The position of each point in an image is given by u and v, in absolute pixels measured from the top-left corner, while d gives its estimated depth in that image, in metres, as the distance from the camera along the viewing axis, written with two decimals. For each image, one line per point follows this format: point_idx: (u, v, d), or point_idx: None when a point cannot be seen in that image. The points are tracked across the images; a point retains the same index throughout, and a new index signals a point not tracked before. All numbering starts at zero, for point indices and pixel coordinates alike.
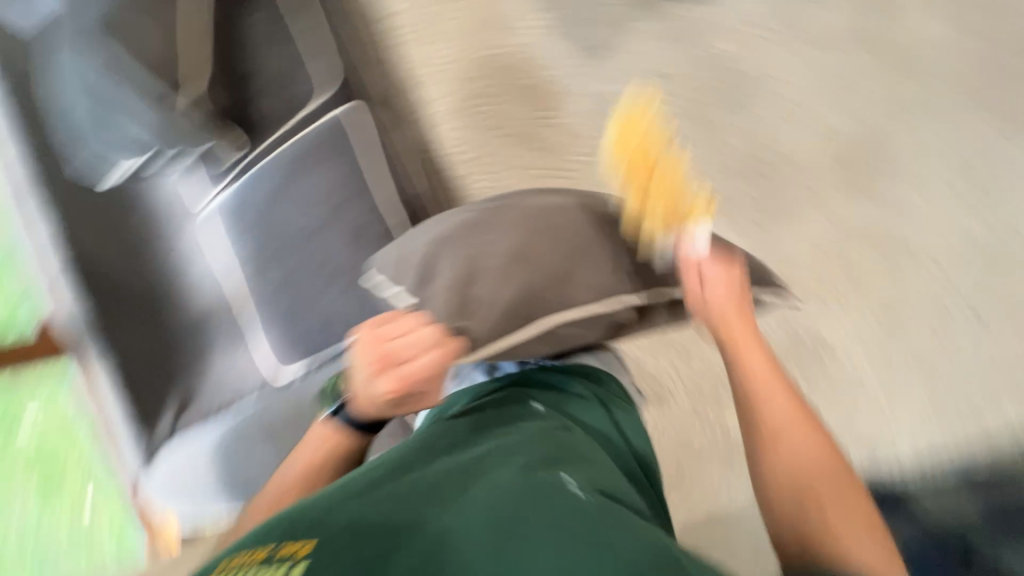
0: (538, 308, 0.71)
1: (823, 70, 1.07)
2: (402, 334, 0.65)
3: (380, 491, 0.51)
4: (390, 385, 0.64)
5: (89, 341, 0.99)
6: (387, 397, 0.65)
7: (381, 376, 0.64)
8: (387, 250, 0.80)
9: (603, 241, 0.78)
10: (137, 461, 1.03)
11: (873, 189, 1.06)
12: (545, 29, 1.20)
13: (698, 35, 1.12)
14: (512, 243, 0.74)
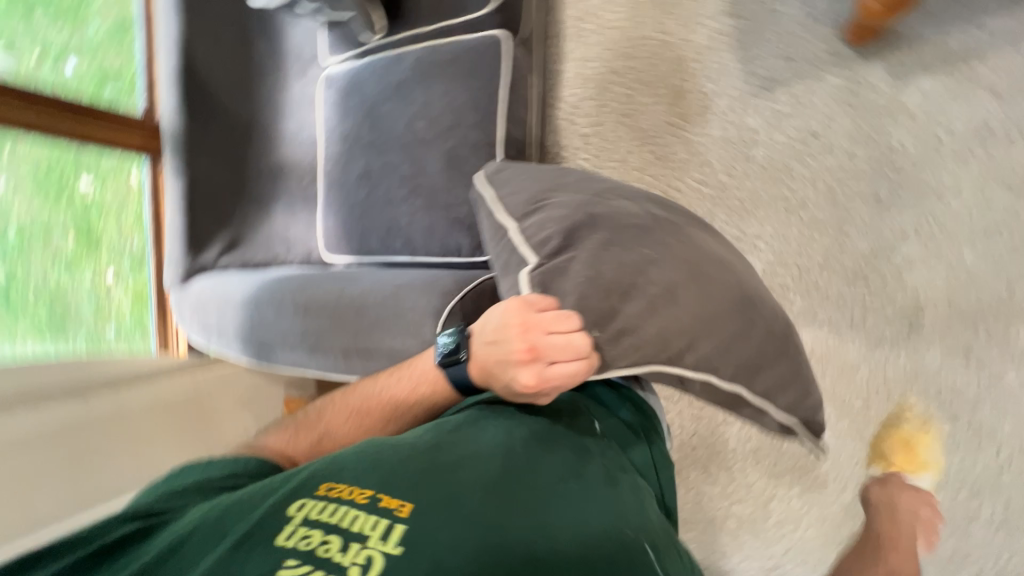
0: (662, 348, 0.58)
1: (1004, 216, 0.93)
2: (552, 330, 0.55)
3: (456, 475, 0.48)
4: (529, 380, 0.54)
5: (179, 143, 1.05)
6: (512, 386, 0.55)
7: (523, 365, 0.54)
8: (517, 190, 0.71)
9: (748, 311, 0.62)
10: (173, 273, 1.08)
11: (984, 361, 0.94)
12: (723, 37, 1.10)
13: (881, 114, 1.00)
14: (661, 267, 0.61)
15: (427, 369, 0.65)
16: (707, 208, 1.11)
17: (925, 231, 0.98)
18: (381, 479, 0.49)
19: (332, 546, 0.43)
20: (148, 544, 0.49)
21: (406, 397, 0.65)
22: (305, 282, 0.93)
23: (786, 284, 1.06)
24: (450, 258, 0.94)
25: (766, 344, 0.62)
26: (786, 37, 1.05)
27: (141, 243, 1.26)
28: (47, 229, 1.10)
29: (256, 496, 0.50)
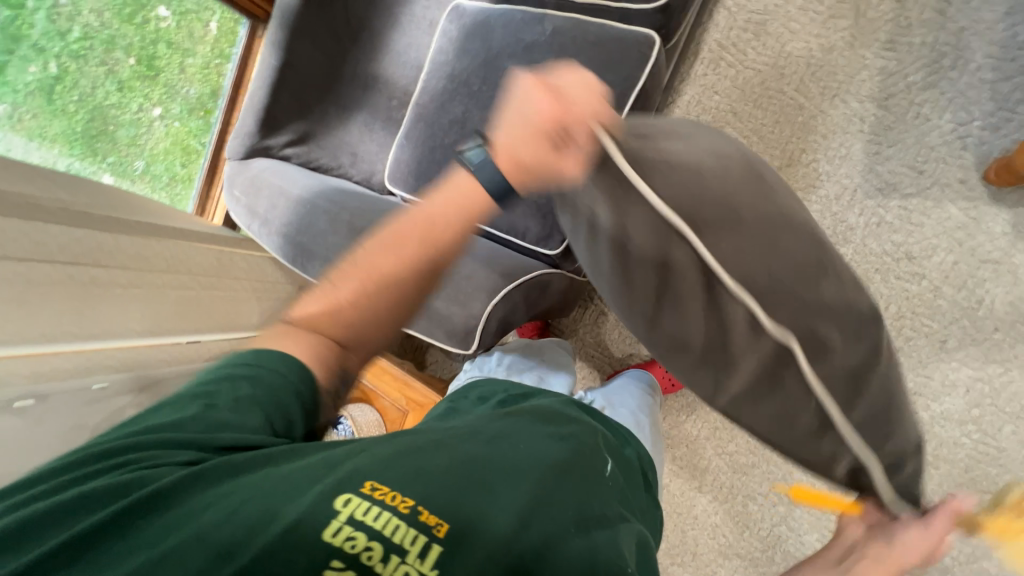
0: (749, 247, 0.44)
1: None
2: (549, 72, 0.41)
3: (492, 504, 0.46)
4: (529, 117, 0.39)
5: (288, 17, 0.97)
6: (516, 140, 0.41)
7: (522, 105, 0.40)
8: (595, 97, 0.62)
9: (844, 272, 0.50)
10: (236, 145, 1.02)
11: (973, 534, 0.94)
12: (862, 123, 1.04)
13: (986, 265, 0.95)
14: (724, 180, 0.44)
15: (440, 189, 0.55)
16: None
17: (976, 393, 0.94)
18: (422, 491, 0.45)
19: (374, 554, 0.41)
20: (199, 495, 0.46)
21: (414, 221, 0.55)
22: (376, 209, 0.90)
23: None
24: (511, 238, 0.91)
25: (845, 316, 0.48)
26: (925, 148, 0.99)
27: (199, 93, 1.23)
28: (112, 43, 1.04)
29: (301, 472, 0.46)
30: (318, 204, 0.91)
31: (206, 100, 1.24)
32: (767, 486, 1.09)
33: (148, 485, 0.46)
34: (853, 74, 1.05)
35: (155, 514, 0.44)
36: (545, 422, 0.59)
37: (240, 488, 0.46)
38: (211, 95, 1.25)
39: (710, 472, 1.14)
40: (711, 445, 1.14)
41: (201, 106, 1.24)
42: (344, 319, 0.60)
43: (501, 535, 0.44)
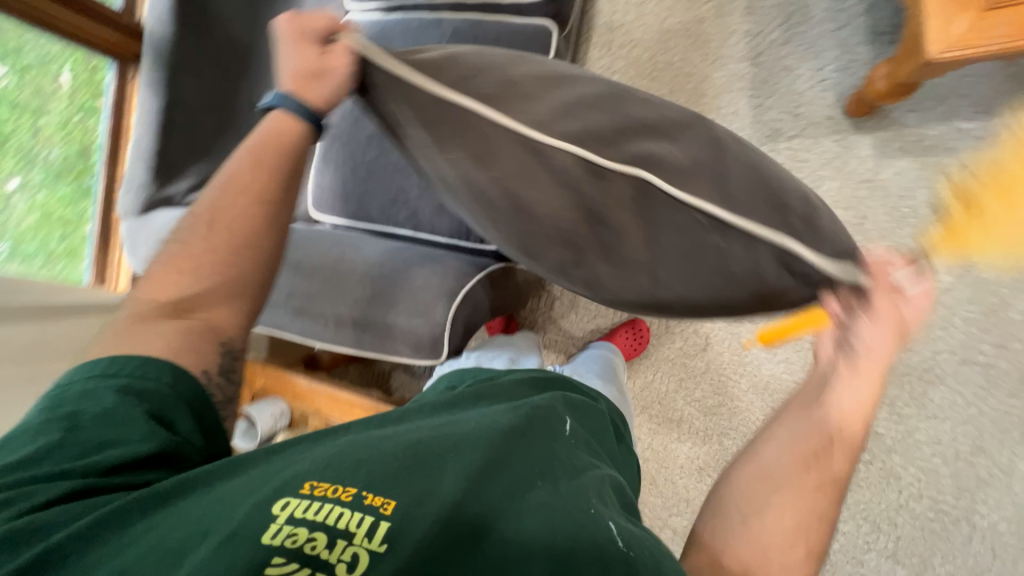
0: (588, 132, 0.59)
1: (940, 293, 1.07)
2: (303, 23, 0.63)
3: (438, 476, 0.47)
4: (296, 47, 0.61)
5: (160, 57, 0.87)
6: (296, 67, 0.61)
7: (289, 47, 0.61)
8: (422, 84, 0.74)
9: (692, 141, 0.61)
10: (133, 203, 0.91)
11: (901, 411, 1.10)
12: (742, 81, 1.16)
13: (864, 184, 1.10)
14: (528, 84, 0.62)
15: (275, 124, 0.63)
16: None
17: None
18: (366, 478, 0.46)
19: (318, 543, 0.41)
20: (111, 535, 0.45)
21: (257, 156, 0.63)
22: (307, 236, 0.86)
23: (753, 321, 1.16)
24: (455, 241, 0.90)
25: (722, 170, 0.59)
26: (796, 94, 1.13)
27: (64, 155, 1.00)
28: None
29: (240, 492, 0.46)
30: None
31: (73, 162, 1.02)
32: (733, 420, 1.19)
33: (49, 538, 0.44)
34: (726, 39, 1.17)
35: (68, 563, 0.43)
36: (499, 404, 0.60)
37: (159, 524, 0.45)
38: (78, 154, 1.02)
39: (683, 421, 1.21)
40: (680, 396, 1.22)
41: (69, 169, 1.01)
42: (204, 264, 0.62)
43: (449, 498, 0.44)
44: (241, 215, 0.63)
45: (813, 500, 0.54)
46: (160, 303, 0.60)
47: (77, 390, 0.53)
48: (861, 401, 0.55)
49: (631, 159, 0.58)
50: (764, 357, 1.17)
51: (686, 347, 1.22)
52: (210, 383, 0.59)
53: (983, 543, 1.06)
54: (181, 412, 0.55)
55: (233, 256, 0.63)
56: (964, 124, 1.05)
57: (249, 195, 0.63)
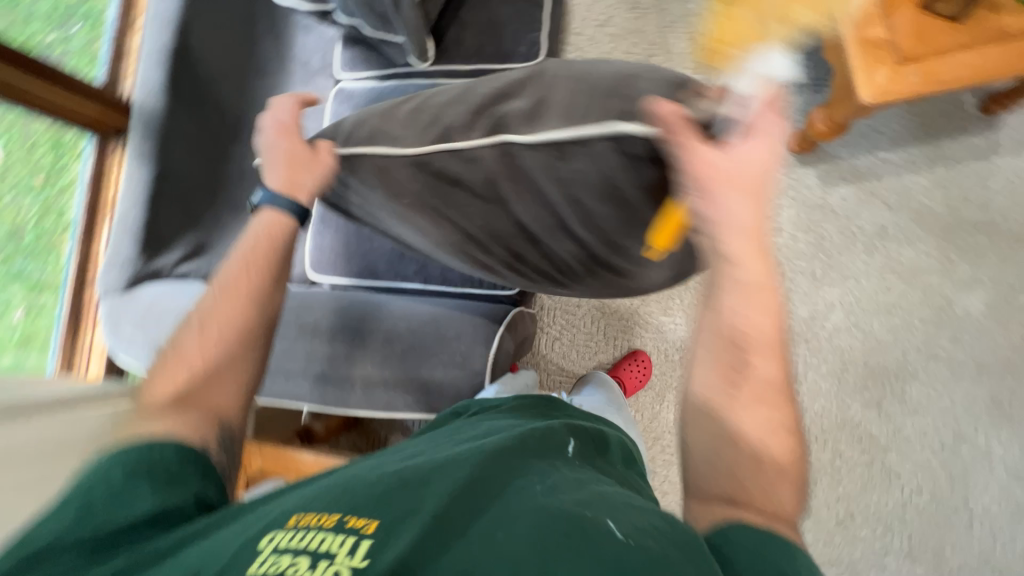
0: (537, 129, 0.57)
1: (896, 298, 1.21)
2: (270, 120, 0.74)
3: (426, 494, 0.43)
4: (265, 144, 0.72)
5: (151, 129, 0.85)
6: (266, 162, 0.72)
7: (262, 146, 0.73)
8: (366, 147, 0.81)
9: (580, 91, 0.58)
10: (117, 279, 0.84)
11: (885, 410, 1.19)
12: None
13: (815, 209, 1.25)
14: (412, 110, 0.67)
15: (270, 225, 0.69)
16: None
17: (847, 304, 1.22)
18: (350, 504, 0.43)
19: (300, 568, 0.37)
20: None
21: (256, 257, 0.67)
22: (320, 301, 0.83)
23: None
24: (467, 288, 0.87)
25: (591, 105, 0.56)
26: None
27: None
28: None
29: (223, 543, 0.42)
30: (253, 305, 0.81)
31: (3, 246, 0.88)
32: None
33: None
34: None
35: None
36: (496, 430, 0.57)
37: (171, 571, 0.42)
38: (8, 236, 0.88)
39: None
40: None
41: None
42: (207, 364, 0.62)
43: (432, 511, 0.41)
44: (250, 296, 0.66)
45: (757, 416, 0.53)
46: (162, 399, 0.59)
47: (87, 471, 0.50)
48: (752, 290, 0.54)
49: (491, 130, 0.60)
50: None
51: None
52: (216, 460, 0.57)
53: (982, 526, 1.14)
54: (196, 475, 0.53)
55: (234, 339, 0.64)
56: (887, 154, 1.24)
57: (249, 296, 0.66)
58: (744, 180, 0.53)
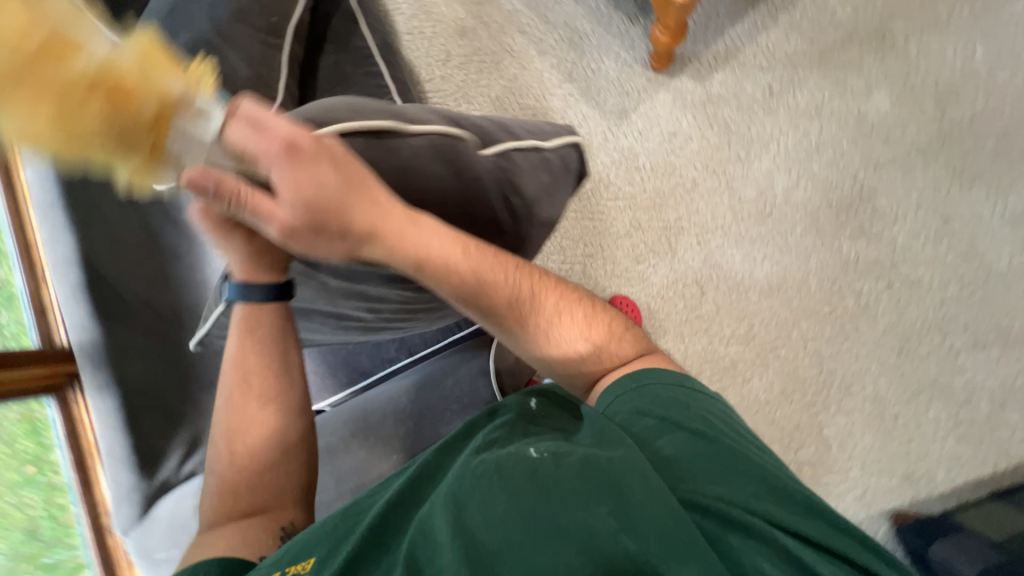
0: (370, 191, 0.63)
1: (819, 136, 1.26)
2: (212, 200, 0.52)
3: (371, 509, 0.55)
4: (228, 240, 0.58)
5: (98, 364, 0.86)
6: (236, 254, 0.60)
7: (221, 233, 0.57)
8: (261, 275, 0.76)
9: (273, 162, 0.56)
10: (132, 513, 0.84)
11: (871, 232, 1.22)
12: (572, 95, 1.39)
13: (708, 103, 1.32)
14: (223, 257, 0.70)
15: (243, 326, 0.65)
16: (630, 216, 1.32)
17: (784, 164, 1.27)
18: (300, 550, 0.54)
19: None
20: None
21: (248, 363, 0.65)
22: (331, 421, 0.84)
23: (720, 244, 1.27)
24: (449, 335, 0.89)
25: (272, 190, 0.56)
26: (615, 80, 1.37)
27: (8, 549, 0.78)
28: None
29: None
30: None
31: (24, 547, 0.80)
32: (773, 330, 1.22)
33: None
34: (541, 78, 1.41)
35: None
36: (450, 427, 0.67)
37: None
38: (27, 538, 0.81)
39: (736, 359, 1.23)
40: (718, 341, 1.24)
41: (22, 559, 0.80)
42: (250, 481, 0.63)
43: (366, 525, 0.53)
44: (275, 389, 0.67)
45: (561, 330, 0.63)
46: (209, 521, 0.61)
47: None
48: (452, 251, 0.59)
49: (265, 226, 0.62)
50: (751, 265, 1.25)
51: (690, 302, 1.26)
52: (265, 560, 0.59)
53: (1012, 279, 1.17)
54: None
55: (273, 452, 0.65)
56: (737, 28, 1.32)
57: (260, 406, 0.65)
58: (328, 198, 0.53)
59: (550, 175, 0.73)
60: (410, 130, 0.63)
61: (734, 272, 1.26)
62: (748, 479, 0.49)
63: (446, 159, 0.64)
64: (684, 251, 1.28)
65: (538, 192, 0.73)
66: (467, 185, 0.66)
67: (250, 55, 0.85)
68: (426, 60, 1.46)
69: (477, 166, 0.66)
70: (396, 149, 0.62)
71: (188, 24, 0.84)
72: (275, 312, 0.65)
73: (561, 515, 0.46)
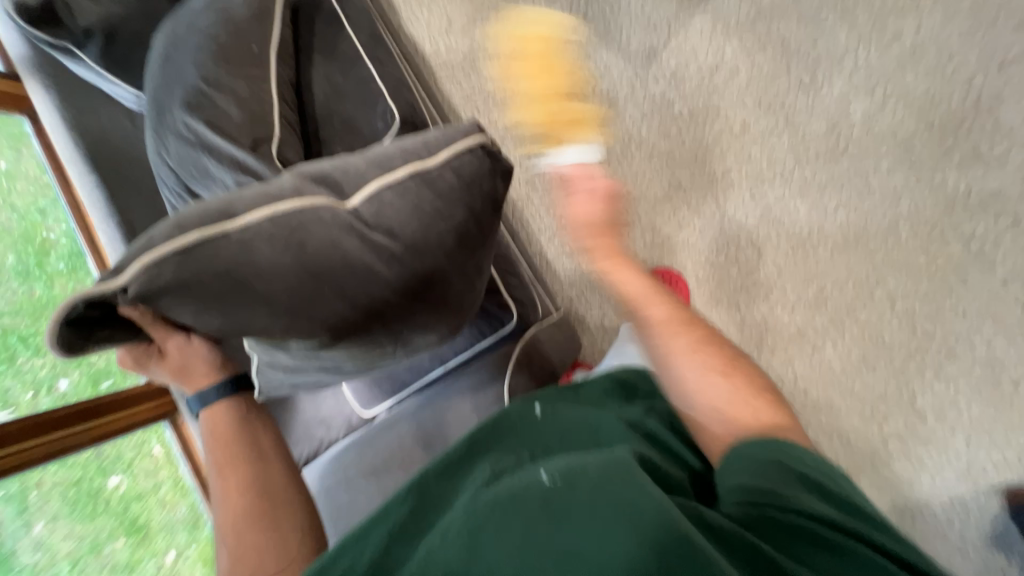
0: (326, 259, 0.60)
1: (912, 40, 1.03)
2: (125, 336, 0.61)
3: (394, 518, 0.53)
4: (159, 360, 0.67)
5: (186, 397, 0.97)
6: (173, 369, 0.68)
7: (153, 357, 0.66)
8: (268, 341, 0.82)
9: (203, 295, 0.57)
10: None
11: (985, 153, 1.00)
12: (591, 41, 1.20)
13: (763, 19, 1.10)
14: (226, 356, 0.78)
15: (218, 422, 0.72)
16: (668, 175, 1.14)
17: (864, 82, 1.05)
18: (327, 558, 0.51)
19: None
20: None
21: (223, 446, 0.70)
22: (375, 433, 0.90)
23: (780, 195, 1.09)
24: (478, 345, 0.93)
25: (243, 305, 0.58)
26: (640, 12, 1.16)
27: (189, 513, 0.97)
28: (96, 544, 0.88)
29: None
30: (342, 468, 0.87)
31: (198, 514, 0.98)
32: (850, 289, 1.05)
33: None
34: (554, 26, 1.22)
35: None
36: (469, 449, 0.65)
37: None
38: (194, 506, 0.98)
39: (804, 326, 1.07)
40: (781, 307, 1.08)
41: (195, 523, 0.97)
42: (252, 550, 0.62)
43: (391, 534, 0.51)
44: (256, 476, 0.68)
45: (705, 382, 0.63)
46: None
47: None
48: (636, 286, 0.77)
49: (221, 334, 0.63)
50: (819, 217, 1.07)
51: (744, 266, 1.10)
52: None
53: None
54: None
55: (269, 522, 0.64)
56: None
57: (248, 479, 0.67)
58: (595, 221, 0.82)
59: (439, 197, 0.65)
60: (238, 223, 0.57)
61: (798, 225, 1.08)
62: (777, 473, 0.48)
63: (292, 230, 0.59)
64: (736, 209, 1.11)
65: (425, 224, 0.64)
66: (316, 258, 0.59)
67: (241, 97, 0.85)
68: (428, 33, 1.29)
69: (328, 231, 0.60)
70: (224, 246, 0.57)
71: (181, 76, 0.85)
72: (229, 405, 0.73)
73: (575, 536, 0.42)
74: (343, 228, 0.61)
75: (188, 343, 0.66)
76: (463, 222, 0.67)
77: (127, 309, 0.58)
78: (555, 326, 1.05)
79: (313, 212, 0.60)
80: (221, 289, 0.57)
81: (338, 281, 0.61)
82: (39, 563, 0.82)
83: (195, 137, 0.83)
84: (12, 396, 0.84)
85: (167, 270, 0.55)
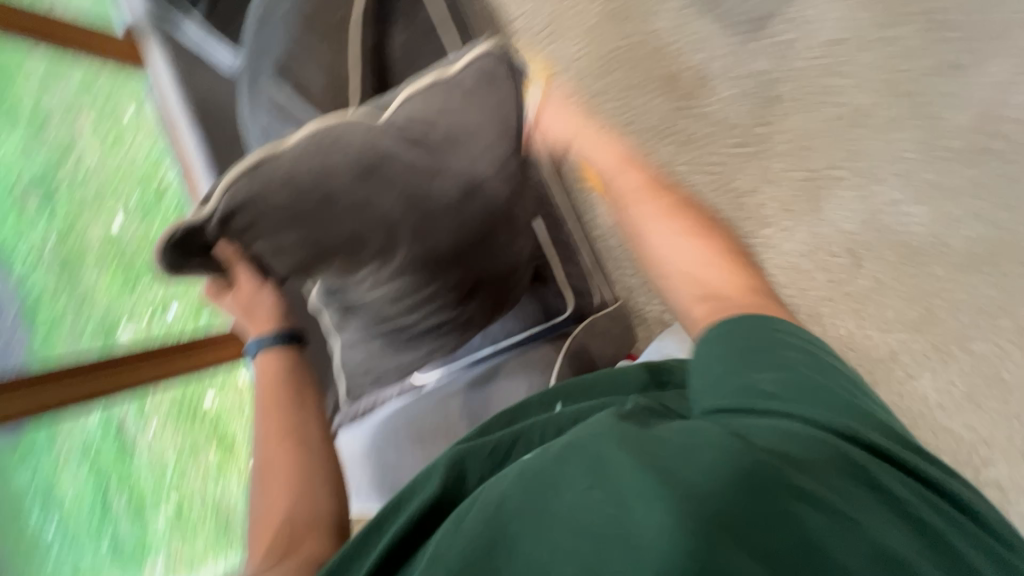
0: (384, 170, 0.65)
1: None
2: (212, 266, 0.65)
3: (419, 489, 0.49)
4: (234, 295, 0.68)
5: None
6: (242, 308, 0.68)
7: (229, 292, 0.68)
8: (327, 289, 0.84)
9: (280, 212, 0.62)
10: None
11: None
12: (689, 7, 1.07)
13: None
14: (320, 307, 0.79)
15: (268, 369, 0.67)
16: (761, 164, 1.02)
17: None
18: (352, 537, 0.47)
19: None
20: None
21: (275, 396, 0.65)
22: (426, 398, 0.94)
23: (894, 198, 0.94)
24: (531, 329, 0.93)
25: (313, 212, 0.62)
26: None
27: None
28: (194, 447, 1.03)
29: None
30: (397, 427, 0.92)
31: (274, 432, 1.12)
32: (966, 315, 0.90)
33: None
34: None
35: None
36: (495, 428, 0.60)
37: None
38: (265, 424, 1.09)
39: (900, 350, 0.94)
40: (873, 326, 0.95)
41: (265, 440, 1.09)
42: (287, 509, 0.57)
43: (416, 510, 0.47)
44: (291, 423, 0.63)
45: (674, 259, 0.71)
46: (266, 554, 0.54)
47: None
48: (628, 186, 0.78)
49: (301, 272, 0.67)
50: (942, 227, 0.92)
51: (837, 275, 0.97)
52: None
53: None
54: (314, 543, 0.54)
55: (308, 483, 0.60)
56: None
57: (290, 432, 0.62)
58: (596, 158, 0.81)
59: (466, 96, 0.72)
60: (287, 141, 0.63)
61: (912, 234, 0.93)
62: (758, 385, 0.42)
63: (332, 143, 0.63)
64: (835, 209, 0.98)
65: (456, 126, 0.70)
66: (363, 157, 0.64)
67: (323, 66, 0.87)
68: None
69: (365, 134, 0.65)
70: (272, 164, 0.61)
71: (272, 44, 0.88)
72: (284, 355, 0.68)
73: (575, 509, 0.35)
74: (382, 133, 0.66)
75: (259, 287, 0.68)
76: (499, 128, 0.72)
77: (215, 237, 0.63)
78: (611, 319, 1.01)
79: (351, 122, 0.66)
80: (286, 200, 0.61)
81: (383, 180, 0.65)
82: (152, 453, 0.99)
83: (281, 104, 0.86)
84: (135, 313, 0.98)
85: (241, 188, 0.61)
